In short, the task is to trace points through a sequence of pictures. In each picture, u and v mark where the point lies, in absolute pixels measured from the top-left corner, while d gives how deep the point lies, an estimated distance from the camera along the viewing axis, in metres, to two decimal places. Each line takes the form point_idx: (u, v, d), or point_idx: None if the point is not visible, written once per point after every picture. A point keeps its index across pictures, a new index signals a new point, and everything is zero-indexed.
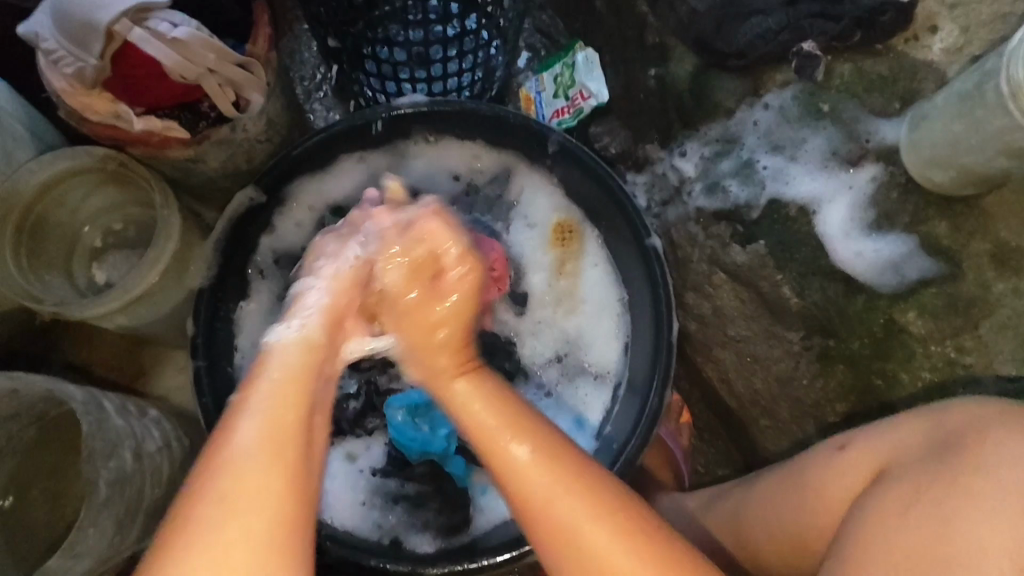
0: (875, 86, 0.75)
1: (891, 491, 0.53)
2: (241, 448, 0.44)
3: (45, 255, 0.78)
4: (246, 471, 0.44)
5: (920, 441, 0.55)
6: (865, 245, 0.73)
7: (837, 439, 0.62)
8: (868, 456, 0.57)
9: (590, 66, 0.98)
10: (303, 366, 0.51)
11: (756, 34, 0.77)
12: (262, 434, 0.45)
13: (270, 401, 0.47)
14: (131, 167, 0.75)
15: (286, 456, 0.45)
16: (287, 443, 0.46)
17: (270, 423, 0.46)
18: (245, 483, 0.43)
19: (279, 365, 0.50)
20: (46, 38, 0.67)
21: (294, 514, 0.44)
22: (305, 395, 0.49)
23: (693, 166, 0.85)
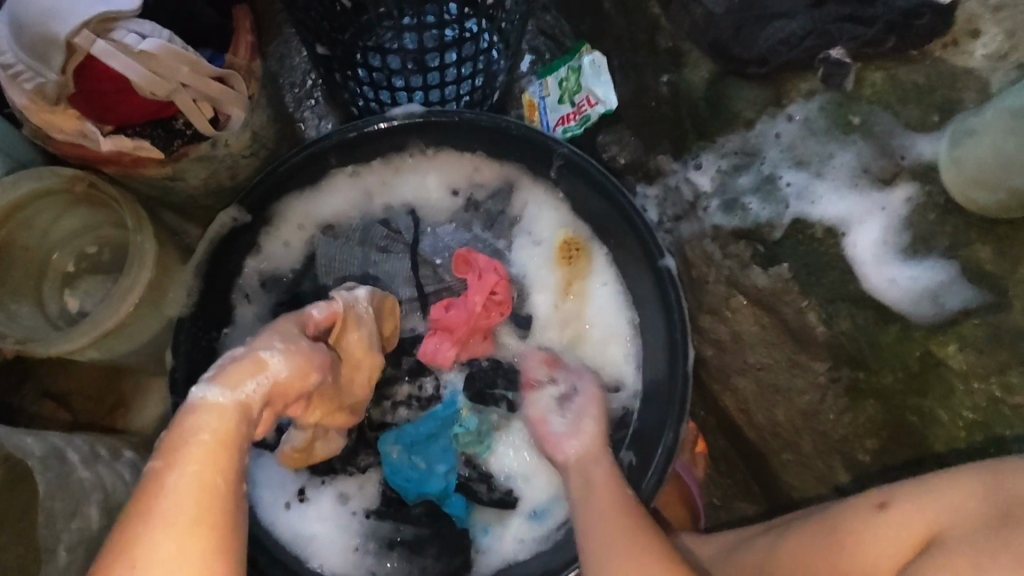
0: (910, 96, 0.68)
1: (942, 568, 0.46)
2: (165, 516, 0.41)
3: (12, 282, 0.72)
4: (172, 533, 0.41)
5: (975, 508, 0.48)
6: (900, 272, 0.67)
7: (875, 496, 0.56)
8: (917, 517, 0.51)
9: (597, 70, 0.92)
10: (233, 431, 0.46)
11: (779, 39, 0.71)
12: (189, 494, 0.42)
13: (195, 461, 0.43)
14: (101, 187, 0.70)
15: (211, 519, 0.42)
16: (211, 508, 0.42)
17: (196, 485, 0.43)
18: (163, 556, 0.40)
19: (211, 417, 0.46)
20: (5, 51, 0.61)
21: None
22: (232, 455, 0.45)
23: (708, 180, 0.78)
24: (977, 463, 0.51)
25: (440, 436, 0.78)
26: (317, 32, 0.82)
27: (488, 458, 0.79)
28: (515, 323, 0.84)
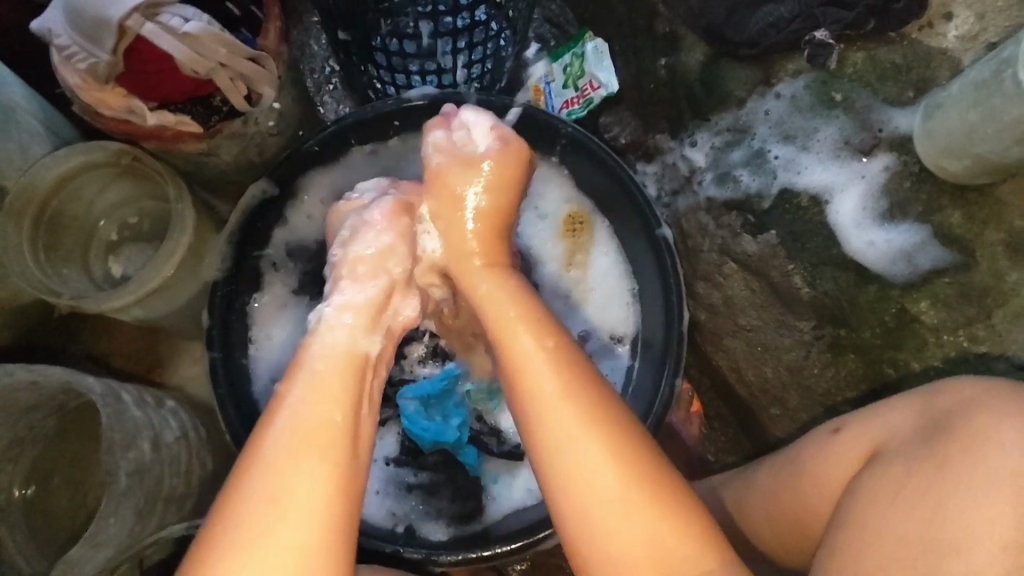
0: (889, 74, 0.74)
1: (884, 474, 0.55)
2: (281, 439, 0.53)
3: (63, 247, 0.79)
4: (285, 456, 0.52)
5: (911, 421, 0.57)
6: (877, 235, 0.73)
7: (831, 424, 0.64)
8: (863, 438, 0.59)
9: (599, 56, 0.97)
10: (340, 392, 0.58)
11: (768, 23, 0.77)
12: (307, 422, 0.55)
13: (301, 431, 0.54)
14: (145, 160, 0.76)
15: (330, 443, 0.54)
16: (326, 433, 0.54)
17: (299, 458, 0.52)
18: (278, 473, 0.52)
19: (311, 394, 0.57)
20: (59, 34, 0.67)
21: (337, 507, 0.52)
22: (353, 390, 0.58)
23: (703, 156, 0.85)
24: (913, 390, 0.59)
25: (453, 392, 0.83)
26: (341, 20, 0.88)
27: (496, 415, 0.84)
28: None
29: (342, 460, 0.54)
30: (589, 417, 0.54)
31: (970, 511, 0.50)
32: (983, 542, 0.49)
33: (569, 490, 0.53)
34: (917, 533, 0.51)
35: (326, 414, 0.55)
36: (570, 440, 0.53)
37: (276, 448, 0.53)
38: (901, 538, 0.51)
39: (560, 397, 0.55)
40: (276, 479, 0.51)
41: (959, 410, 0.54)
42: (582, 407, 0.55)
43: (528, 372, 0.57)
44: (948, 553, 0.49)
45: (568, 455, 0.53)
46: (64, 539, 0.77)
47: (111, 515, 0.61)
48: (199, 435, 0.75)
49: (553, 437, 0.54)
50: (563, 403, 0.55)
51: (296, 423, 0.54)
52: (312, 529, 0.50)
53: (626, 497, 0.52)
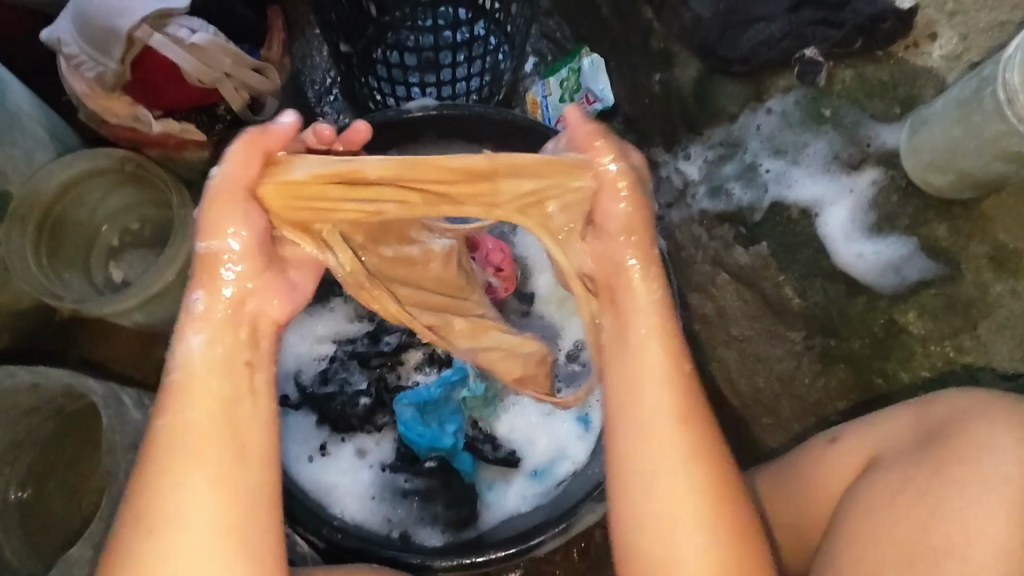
0: (876, 91, 0.76)
1: (879, 481, 0.55)
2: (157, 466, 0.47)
3: (65, 252, 0.80)
4: (172, 484, 0.46)
5: (906, 429, 0.57)
6: (865, 248, 0.74)
7: (828, 433, 0.64)
8: (860, 447, 0.60)
9: (595, 71, 0.97)
10: (217, 393, 0.49)
11: (759, 40, 0.78)
12: (185, 436, 0.48)
13: (178, 445, 0.47)
14: (147, 168, 0.77)
15: (215, 447, 0.48)
16: (208, 436, 0.48)
17: (183, 476, 0.46)
18: (166, 497, 0.46)
19: (189, 404, 0.49)
20: (67, 42, 0.69)
21: (238, 514, 0.47)
22: (226, 392, 0.49)
23: (697, 169, 0.88)
24: (909, 400, 0.60)
25: (449, 400, 0.84)
26: (343, 30, 0.91)
27: (492, 422, 0.86)
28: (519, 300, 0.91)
29: (222, 466, 0.47)
30: (687, 420, 0.52)
31: (966, 517, 0.51)
32: (977, 548, 0.50)
33: (633, 473, 0.52)
34: (915, 539, 0.52)
35: (193, 422, 0.48)
36: (661, 444, 0.51)
37: (153, 472, 0.47)
38: (897, 543, 0.52)
39: (655, 387, 0.53)
40: (154, 510, 0.46)
41: (952, 418, 0.55)
42: (687, 411, 0.52)
43: (635, 348, 0.54)
44: (946, 558, 0.51)
45: (651, 441, 0.51)
46: (60, 543, 0.76)
47: (110, 516, 0.61)
48: None
49: (639, 430, 0.53)
50: (659, 398, 0.53)
51: (171, 448, 0.47)
52: (201, 550, 0.45)
53: (688, 481, 0.50)
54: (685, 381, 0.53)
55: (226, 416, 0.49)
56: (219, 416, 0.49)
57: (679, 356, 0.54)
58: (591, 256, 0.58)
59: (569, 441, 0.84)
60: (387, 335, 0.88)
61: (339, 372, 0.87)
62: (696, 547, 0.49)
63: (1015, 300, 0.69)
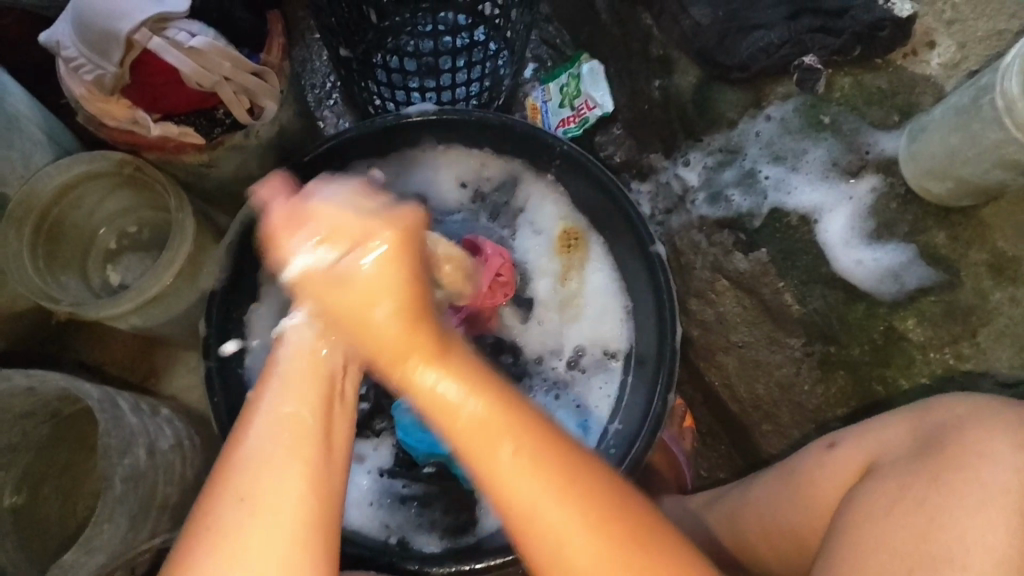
0: (874, 98, 0.76)
1: (879, 488, 0.55)
2: (248, 450, 0.45)
3: (62, 255, 0.80)
4: (258, 471, 0.44)
5: (904, 436, 0.57)
6: (865, 255, 0.74)
7: (827, 439, 0.64)
8: (858, 453, 0.60)
9: (595, 77, 1.00)
10: (311, 388, 0.48)
11: (758, 47, 0.79)
12: (276, 425, 0.46)
13: (276, 437, 0.46)
14: (146, 170, 0.77)
15: (306, 441, 0.46)
16: (299, 426, 0.46)
17: (271, 468, 0.44)
18: (250, 483, 0.44)
19: (286, 394, 0.47)
20: (67, 46, 0.69)
21: (318, 513, 0.44)
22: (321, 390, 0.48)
23: (696, 176, 0.87)
24: (908, 407, 0.60)
25: None
26: (343, 35, 0.90)
27: None
28: (518, 305, 0.92)
29: (319, 468, 0.45)
30: (531, 461, 0.45)
31: (966, 525, 0.51)
32: (977, 557, 0.50)
33: (525, 535, 0.46)
34: (913, 547, 0.51)
35: (293, 416, 0.46)
36: (526, 498, 0.45)
37: (250, 459, 0.45)
38: (895, 550, 0.52)
39: (494, 439, 0.46)
40: (249, 495, 0.43)
41: (951, 425, 0.55)
42: (525, 453, 0.45)
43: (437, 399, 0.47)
44: (946, 566, 0.50)
45: (514, 497, 0.46)
46: (53, 548, 0.76)
47: (105, 521, 0.60)
48: (193, 445, 0.74)
49: (499, 490, 0.46)
50: (499, 448, 0.45)
51: (266, 439, 0.45)
52: (288, 553, 0.43)
53: (577, 534, 0.45)
54: (499, 409, 0.46)
55: (327, 420, 0.47)
56: (322, 417, 0.47)
57: (496, 397, 0.47)
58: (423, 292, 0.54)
59: None
60: None
61: None
62: None
63: (1014, 307, 0.70)
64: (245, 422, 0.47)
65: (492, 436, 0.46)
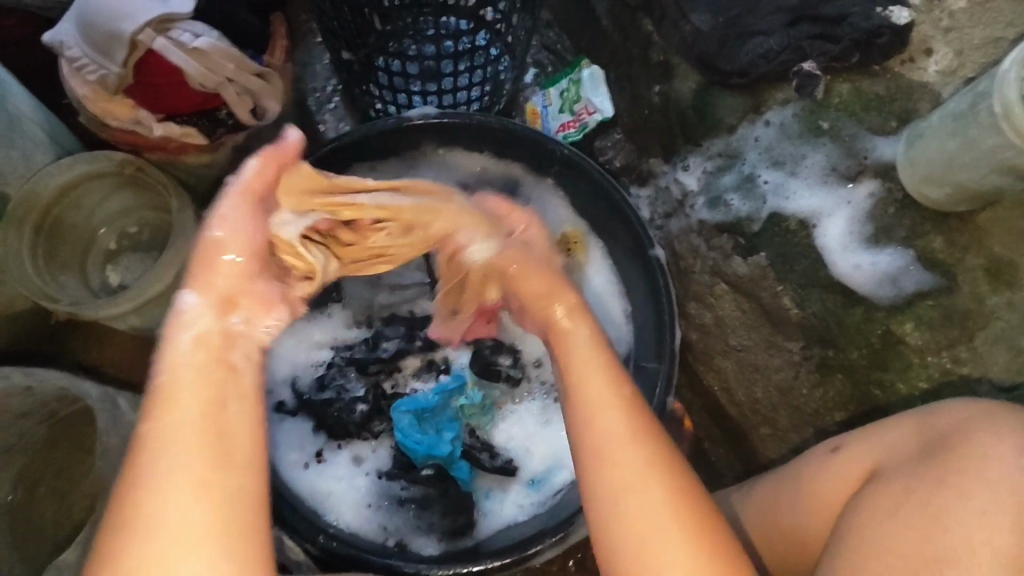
0: (873, 104, 0.77)
1: (884, 491, 0.55)
2: (151, 462, 0.42)
3: (61, 255, 0.80)
4: (160, 480, 0.41)
5: (909, 440, 0.58)
6: (862, 258, 0.75)
7: (828, 443, 0.65)
8: (863, 456, 0.60)
9: (596, 82, 1.01)
10: (206, 385, 0.46)
11: (758, 53, 0.80)
12: (175, 431, 0.43)
13: (164, 456, 0.42)
14: (148, 171, 0.77)
15: (209, 430, 0.44)
16: (204, 423, 0.44)
17: (176, 472, 0.42)
18: (158, 489, 0.41)
19: (178, 403, 0.44)
20: (71, 46, 0.69)
21: (235, 501, 0.42)
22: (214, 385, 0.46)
23: (695, 180, 0.88)
24: (911, 410, 0.61)
25: (446, 407, 0.84)
26: (345, 38, 0.91)
27: (490, 431, 0.85)
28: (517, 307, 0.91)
29: (212, 464, 0.43)
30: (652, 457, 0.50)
31: (970, 529, 0.51)
32: (982, 558, 0.50)
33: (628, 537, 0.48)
34: (918, 549, 0.51)
35: (190, 421, 0.44)
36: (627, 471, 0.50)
37: (140, 487, 0.41)
38: (900, 552, 0.52)
39: (635, 452, 0.50)
40: (143, 520, 0.40)
41: (957, 429, 0.56)
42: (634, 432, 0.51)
43: (592, 399, 0.53)
44: (950, 568, 0.50)
45: (632, 502, 0.49)
46: (48, 551, 0.75)
47: (103, 521, 0.59)
48: None
49: (614, 477, 0.50)
50: (617, 418, 0.52)
51: (159, 463, 0.42)
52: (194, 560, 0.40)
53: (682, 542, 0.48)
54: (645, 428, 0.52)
55: (211, 421, 0.44)
56: (216, 410, 0.45)
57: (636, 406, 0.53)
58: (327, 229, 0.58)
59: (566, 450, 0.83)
60: (386, 341, 0.87)
61: (336, 378, 0.85)
62: None
63: (1011, 312, 0.70)
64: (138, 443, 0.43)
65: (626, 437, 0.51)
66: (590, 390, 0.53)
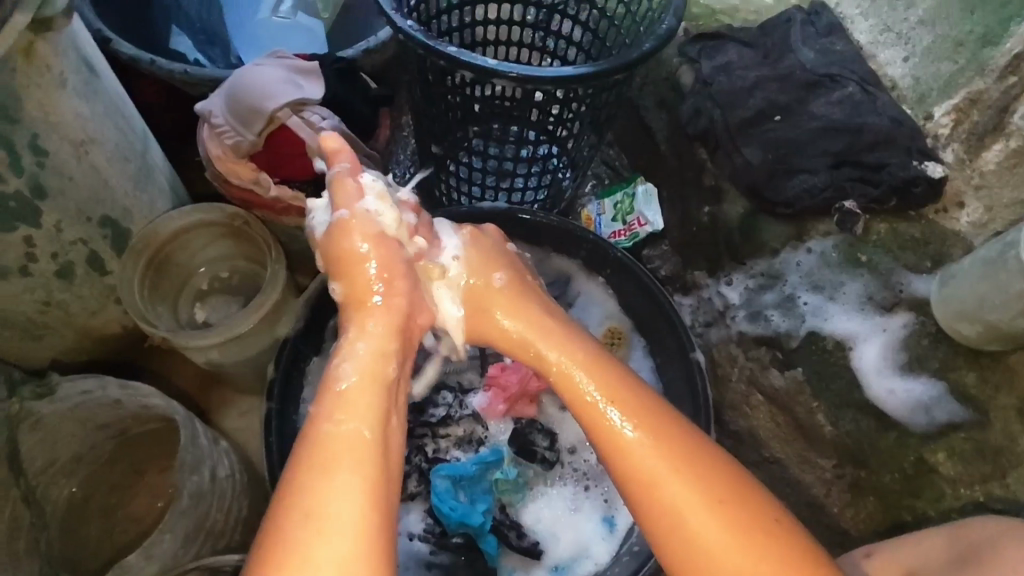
0: (908, 245, 0.86)
1: None
2: (323, 439, 0.51)
3: (161, 288, 0.88)
4: (325, 481, 0.48)
5: (942, 551, 0.59)
6: (898, 384, 0.79)
7: (861, 549, 0.64)
8: (893, 566, 0.61)
9: (648, 198, 1.07)
10: (368, 406, 0.54)
11: (803, 189, 0.90)
12: (346, 435, 0.51)
13: (324, 454, 0.50)
14: (253, 226, 0.86)
15: (365, 454, 0.51)
16: (363, 440, 0.51)
17: (333, 474, 0.49)
18: (318, 487, 0.48)
19: (349, 413, 0.53)
20: (216, 115, 0.81)
21: (372, 525, 0.47)
22: (375, 390, 0.55)
23: (737, 295, 0.95)
24: (945, 523, 0.62)
25: (483, 478, 0.87)
26: (435, 134, 1.04)
27: (519, 510, 0.88)
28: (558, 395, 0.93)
29: (373, 481, 0.49)
30: (681, 469, 0.53)
31: None
32: None
33: (686, 561, 0.52)
34: None
35: (353, 433, 0.52)
36: (667, 489, 0.53)
37: (316, 466, 0.49)
38: None
39: (667, 476, 0.53)
40: (316, 499, 0.47)
41: (989, 542, 0.57)
42: (654, 436, 0.55)
43: (621, 451, 0.55)
44: None
45: (682, 525, 0.52)
46: (93, 568, 0.79)
47: (166, 531, 0.62)
48: (243, 478, 0.77)
49: (658, 505, 0.53)
50: (653, 458, 0.54)
51: (317, 467, 0.49)
52: (352, 552, 0.46)
53: (732, 559, 0.50)
54: (685, 457, 0.54)
55: (371, 441, 0.52)
56: (376, 428, 0.53)
57: (643, 421, 0.56)
58: (349, 253, 0.61)
59: (591, 540, 0.84)
60: (434, 406, 0.91)
61: None
62: None
63: None
64: (304, 439, 0.52)
65: (669, 482, 0.53)
66: (607, 430, 0.57)
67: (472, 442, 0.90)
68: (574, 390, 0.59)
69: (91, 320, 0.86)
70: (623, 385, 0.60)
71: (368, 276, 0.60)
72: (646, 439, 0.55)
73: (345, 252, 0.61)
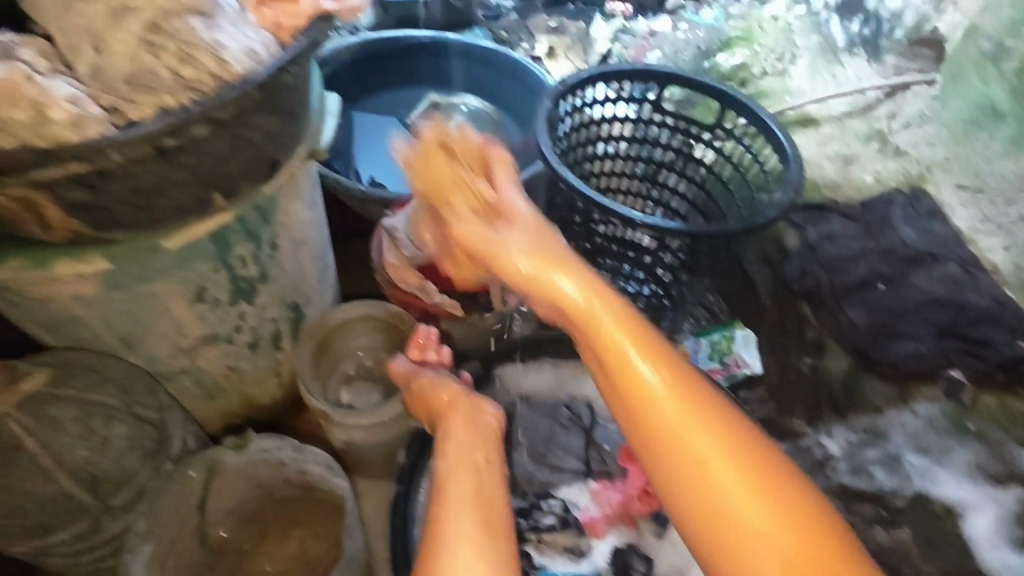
0: (1017, 420, 0.91)
1: None
2: (439, 513, 0.63)
3: (319, 367, 1.00)
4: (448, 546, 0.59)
5: None
6: (1011, 558, 0.84)
7: None
8: None
9: (747, 344, 1.15)
10: (467, 480, 0.66)
11: (910, 354, 0.95)
12: (457, 506, 0.63)
13: (443, 525, 0.62)
14: (409, 324, 0.98)
15: (473, 515, 0.62)
16: (470, 507, 0.63)
17: (454, 539, 0.60)
18: (444, 550, 0.59)
19: (453, 488, 0.65)
20: (398, 229, 0.99)
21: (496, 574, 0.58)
22: (468, 468, 0.68)
23: (839, 447, 0.98)
24: None
25: None
26: None
27: None
28: (654, 522, 0.95)
29: (484, 535, 0.61)
30: (703, 422, 0.59)
31: None
32: None
33: (704, 515, 0.56)
34: None
35: (460, 504, 0.63)
36: (691, 441, 0.58)
37: (439, 536, 0.61)
38: None
39: (694, 434, 0.58)
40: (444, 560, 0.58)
41: None
42: (673, 385, 0.60)
43: (644, 399, 0.60)
44: None
45: (702, 477, 0.57)
46: None
47: None
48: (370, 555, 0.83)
49: (681, 459, 0.58)
50: (676, 412, 0.59)
51: (440, 534, 0.61)
52: None
53: (751, 508, 0.55)
54: (706, 412, 0.59)
55: (478, 506, 0.64)
56: (479, 497, 0.65)
57: (668, 373, 0.61)
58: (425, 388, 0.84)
59: None
60: (541, 515, 0.96)
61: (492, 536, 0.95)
62: (780, 545, 0.54)
63: None
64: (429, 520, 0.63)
65: (692, 435, 0.58)
66: (630, 374, 0.61)
67: (572, 553, 0.93)
68: (589, 329, 0.63)
69: (253, 387, 0.98)
70: (647, 338, 0.63)
71: (435, 397, 0.81)
72: (668, 387, 0.60)
73: (421, 387, 0.84)
